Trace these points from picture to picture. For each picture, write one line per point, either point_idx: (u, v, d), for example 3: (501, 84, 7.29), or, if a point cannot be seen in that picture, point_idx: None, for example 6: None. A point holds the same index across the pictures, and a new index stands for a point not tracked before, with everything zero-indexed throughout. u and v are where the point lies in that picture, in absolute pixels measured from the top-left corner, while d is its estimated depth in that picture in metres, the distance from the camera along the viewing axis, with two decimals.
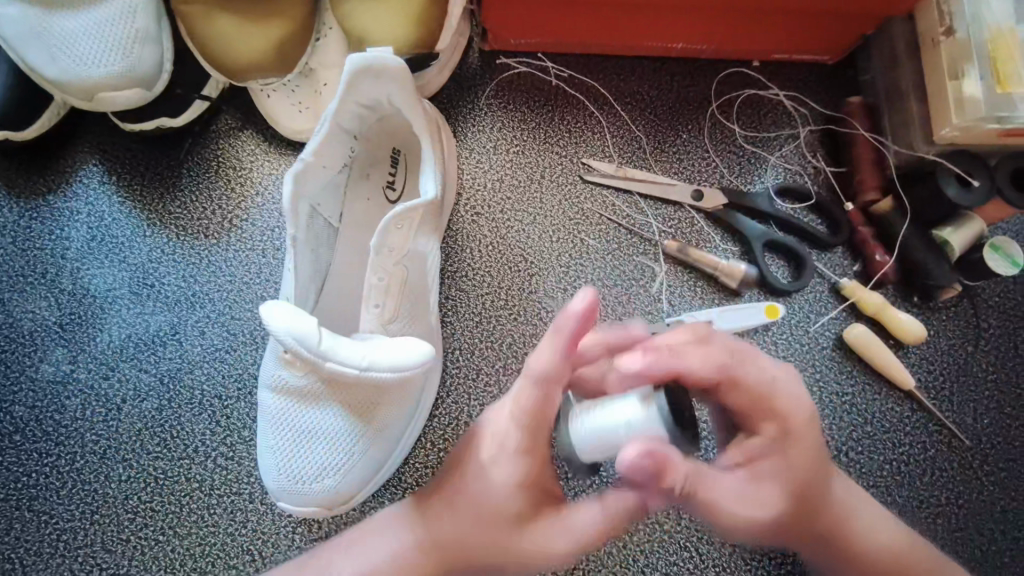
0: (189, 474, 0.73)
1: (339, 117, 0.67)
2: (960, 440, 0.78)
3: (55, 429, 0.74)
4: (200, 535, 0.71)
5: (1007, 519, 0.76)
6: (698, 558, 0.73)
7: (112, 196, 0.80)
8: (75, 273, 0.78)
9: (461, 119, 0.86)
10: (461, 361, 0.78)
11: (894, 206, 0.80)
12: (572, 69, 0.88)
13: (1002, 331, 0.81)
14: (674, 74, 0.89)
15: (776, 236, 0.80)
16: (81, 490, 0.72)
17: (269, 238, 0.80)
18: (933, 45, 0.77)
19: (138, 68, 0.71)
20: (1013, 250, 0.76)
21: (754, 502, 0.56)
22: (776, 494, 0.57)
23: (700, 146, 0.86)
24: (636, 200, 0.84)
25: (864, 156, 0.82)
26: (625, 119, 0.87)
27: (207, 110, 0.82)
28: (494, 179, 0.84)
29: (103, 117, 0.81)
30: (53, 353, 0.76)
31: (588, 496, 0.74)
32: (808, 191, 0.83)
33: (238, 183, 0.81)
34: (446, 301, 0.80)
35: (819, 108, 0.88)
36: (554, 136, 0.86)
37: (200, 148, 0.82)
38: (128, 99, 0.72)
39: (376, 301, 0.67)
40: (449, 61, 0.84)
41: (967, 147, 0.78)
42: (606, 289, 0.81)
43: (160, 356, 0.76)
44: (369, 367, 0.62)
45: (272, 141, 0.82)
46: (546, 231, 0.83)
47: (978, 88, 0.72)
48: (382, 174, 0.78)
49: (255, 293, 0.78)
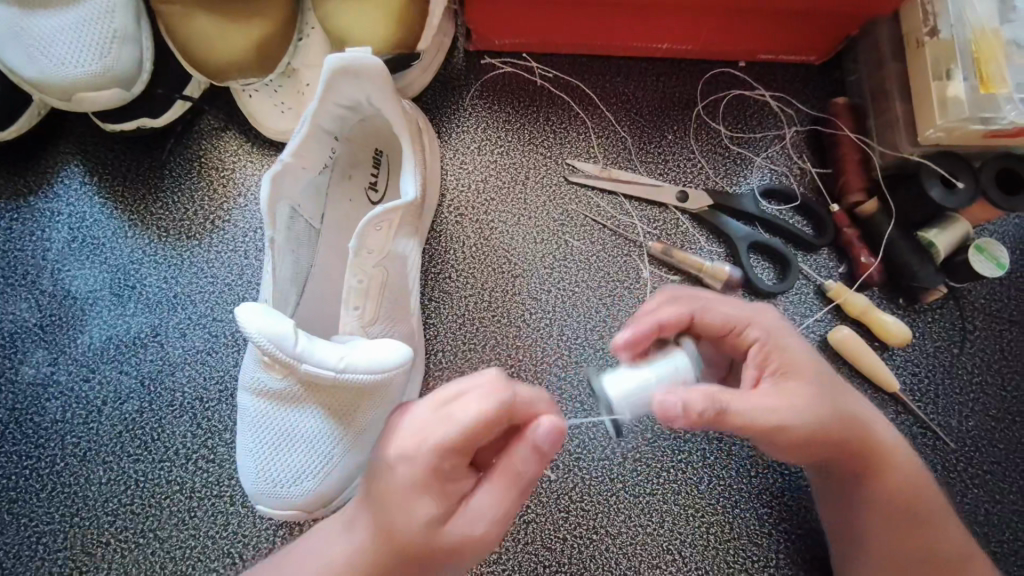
0: (170, 476, 0.73)
1: (320, 118, 0.67)
2: (945, 442, 0.77)
3: (35, 431, 0.74)
4: (180, 538, 0.71)
5: (993, 522, 0.75)
6: (682, 561, 0.73)
7: (93, 197, 0.79)
8: (56, 275, 0.78)
9: (445, 120, 0.85)
10: (444, 364, 0.77)
11: (880, 207, 0.79)
12: (557, 69, 0.88)
13: (987, 333, 0.81)
14: (660, 74, 0.88)
15: (762, 237, 0.80)
16: (62, 493, 0.72)
17: (251, 239, 0.79)
18: (917, 46, 0.77)
19: (117, 68, 0.71)
20: (998, 252, 0.76)
21: (788, 407, 0.57)
22: (805, 394, 0.59)
23: (686, 146, 0.86)
24: (621, 201, 0.83)
25: (849, 157, 0.82)
26: (610, 119, 0.87)
27: (189, 111, 0.81)
28: (478, 180, 0.84)
29: (84, 118, 0.81)
30: (33, 354, 0.76)
31: (570, 498, 0.74)
32: (793, 192, 0.82)
33: (220, 184, 0.81)
34: (429, 303, 0.79)
35: (805, 109, 0.87)
36: (539, 136, 0.86)
37: (182, 149, 0.81)
38: (107, 99, 0.72)
39: (354, 304, 0.66)
40: (433, 62, 0.84)
41: (951, 149, 0.78)
42: (590, 291, 0.81)
43: (141, 358, 0.76)
44: (345, 369, 0.62)
45: (255, 142, 0.82)
46: (530, 233, 0.83)
47: (962, 89, 0.72)
48: (364, 175, 0.77)
49: (237, 295, 0.78)
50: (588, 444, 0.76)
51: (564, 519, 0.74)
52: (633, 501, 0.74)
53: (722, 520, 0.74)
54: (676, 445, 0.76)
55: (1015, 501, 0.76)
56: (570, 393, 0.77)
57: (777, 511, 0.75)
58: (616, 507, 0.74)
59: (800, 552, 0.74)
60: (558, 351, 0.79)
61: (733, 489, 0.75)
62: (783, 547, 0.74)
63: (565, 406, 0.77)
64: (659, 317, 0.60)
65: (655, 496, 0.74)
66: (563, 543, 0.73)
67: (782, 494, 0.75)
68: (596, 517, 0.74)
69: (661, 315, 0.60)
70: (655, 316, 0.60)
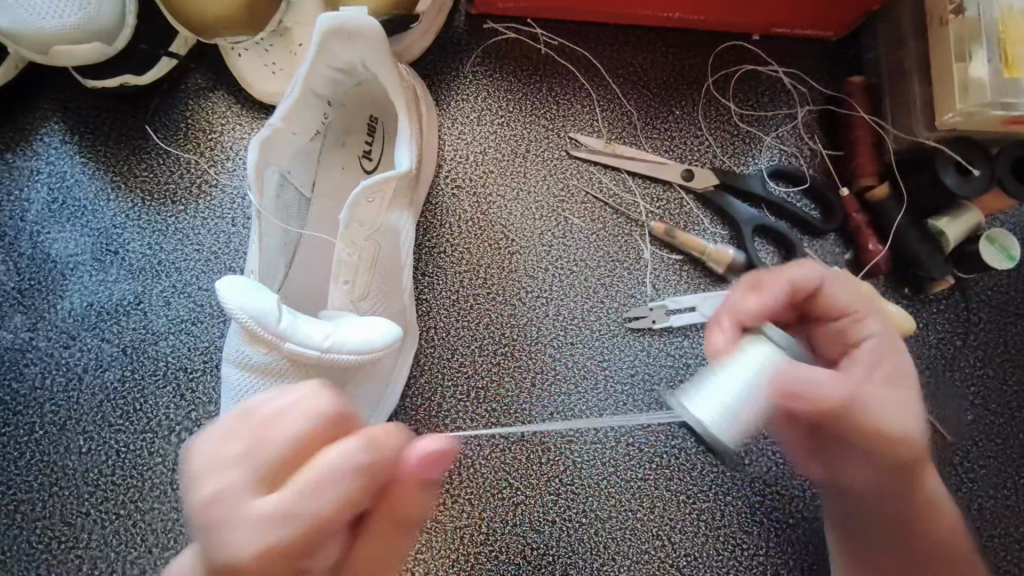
0: (152, 448, 0.71)
1: (311, 80, 0.64)
2: (943, 435, 0.76)
3: (13, 398, 0.71)
4: (163, 511, 0.69)
5: (985, 515, 0.75)
6: (671, 546, 0.72)
7: (74, 156, 0.76)
8: (34, 236, 0.75)
9: (444, 86, 0.82)
10: (436, 341, 0.75)
11: (891, 194, 0.77)
12: (562, 36, 0.84)
13: (992, 326, 0.79)
14: (670, 46, 0.85)
15: (768, 220, 0.77)
16: (41, 461, 0.70)
17: (239, 206, 0.76)
18: (941, 25, 0.73)
19: (97, 21, 0.67)
20: (1009, 243, 0.74)
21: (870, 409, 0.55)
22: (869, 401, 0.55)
23: (694, 123, 0.83)
24: (624, 177, 0.81)
25: (863, 141, 0.79)
26: (616, 92, 0.83)
27: (175, 69, 0.78)
28: (476, 151, 0.81)
29: (65, 73, 0.77)
30: (12, 319, 0.73)
31: (561, 481, 0.73)
32: (803, 174, 0.79)
33: (208, 147, 0.77)
34: (422, 278, 0.77)
35: (819, 86, 0.84)
36: (541, 107, 0.82)
37: (168, 109, 0.78)
38: (87, 53, 0.68)
39: (344, 278, 0.63)
40: (433, 24, 0.80)
41: (968, 134, 0.75)
42: (588, 270, 0.79)
43: (124, 326, 0.73)
44: (330, 348, 0.60)
45: (245, 104, 0.78)
46: (529, 208, 0.80)
47: (986, 71, 0.70)
48: (358, 143, 0.74)
49: (223, 263, 0.75)
50: (580, 427, 0.74)
51: (554, 502, 0.73)
52: (625, 486, 0.73)
53: (713, 506, 0.73)
54: (670, 430, 0.75)
55: (1009, 495, 0.75)
56: (565, 374, 0.76)
57: (769, 500, 0.74)
58: (606, 491, 0.73)
59: (790, 541, 0.73)
60: (554, 331, 0.77)
61: (727, 476, 0.74)
62: (772, 536, 0.73)
63: (560, 387, 0.75)
64: (303, 429, 0.43)
65: (647, 481, 0.73)
66: (552, 526, 0.72)
67: (776, 482, 0.74)
68: (586, 500, 0.73)
69: (352, 450, 0.42)
70: (310, 417, 0.44)
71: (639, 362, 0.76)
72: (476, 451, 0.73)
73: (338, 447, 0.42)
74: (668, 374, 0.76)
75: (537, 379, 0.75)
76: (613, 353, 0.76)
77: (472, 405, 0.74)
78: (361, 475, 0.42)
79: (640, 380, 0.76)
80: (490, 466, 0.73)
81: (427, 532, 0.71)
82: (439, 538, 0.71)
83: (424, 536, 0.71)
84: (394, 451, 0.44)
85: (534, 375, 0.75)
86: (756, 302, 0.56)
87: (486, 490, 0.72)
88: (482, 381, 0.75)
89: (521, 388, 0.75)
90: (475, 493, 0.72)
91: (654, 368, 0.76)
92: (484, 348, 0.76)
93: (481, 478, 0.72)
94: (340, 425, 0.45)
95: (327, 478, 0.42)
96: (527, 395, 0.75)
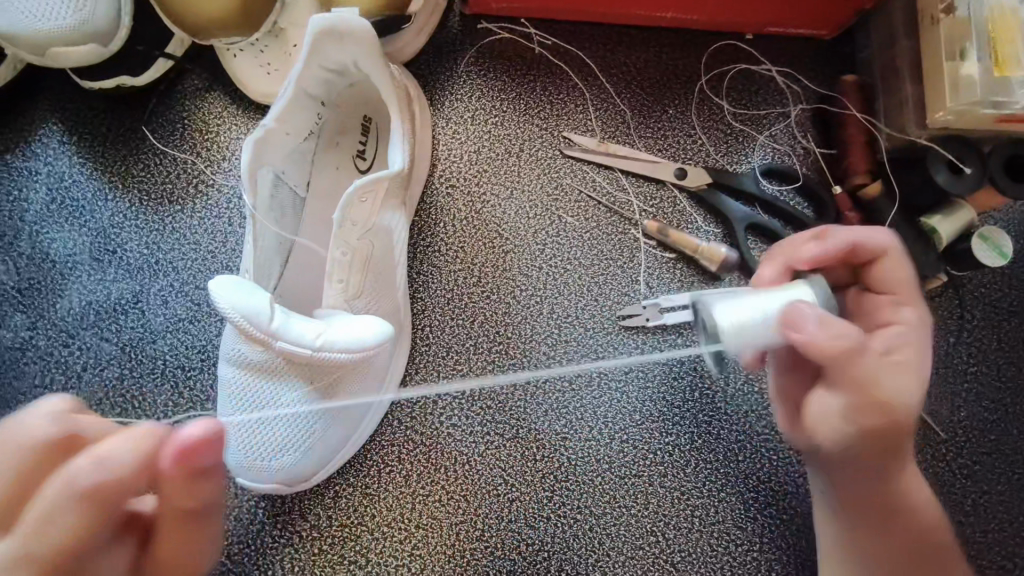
0: None
1: (304, 81, 0.64)
2: (936, 432, 0.76)
3: (13, 396, 0.72)
4: None
5: (978, 511, 0.75)
6: (664, 542, 0.73)
7: (72, 157, 0.77)
8: (34, 236, 0.76)
9: (439, 86, 0.82)
10: (431, 339, 0.76)
11: (883, 191, 0.77)
12: (556, 36, 0.84)
13: (985, 323, 0.79)
14: (664, 45, 0.85)
15: (760, 218, 0.77)
16: None
17: (236, 205, 0.77)
18: (932, 23, 0.73)
19: (93, 23, 0.67)
20: (1001, 241, 0.74)
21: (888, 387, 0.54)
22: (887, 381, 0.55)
23: (688, 123, 0.83)
24: (617, 176, 0.81)
25: (856, 139, 0.79)
26: (610, 91, 0.84)
27: (172, 71, 0.78)
28: (471, 150, 0.81)
29: (63, 74, 0.78)
30: (11, 318, 0.74)
31: (555, 478, 0.74)
32: (795, 172, 0.80)
33: (205, 148, 0.78)
34: (418, 276, 0.78)
35: (813, 85, 0.84)
36: (535, 107, 0.83)
37: (165, 109, 0.78)
38: (84, 55, 0.69)
39: (338, 277, 0.64)
40: (427, 24, 0.80)
41: (960, 132, 0.75)
42: (582, 269, 0.79)
43: (122, 324, 0.74)
44: (322, 347, 0.61)
45: (241, 104, 0.79)
46: (524, 207, 0.80)
47: (976, 70, 0.69)
48: (353, 143, 0.75)
49: (221, 263, 0.76)
50: (574, 424, 0.75)
51: (548, 499, 0.73)
52: (618, 483, 0.74)
53: (707, 503, 0.74)
54: (663, 427, 0.75)
55: (1002, 492, 0.76)
56: (559, 372, 0.76)
57: (762, 496, 0.75)
58: (600, 488, 0.74)
59: (782, 537, 0.74)
60: (548, 329, 0.77)
61: (720, 473, 0.75)
62: (765, 532, 0.74)
63: (554, 385, 0.76)
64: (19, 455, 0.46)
65: (641, 478, 0.74)
66: (547, 523, 0.73)
67: (769, 479, 0.75)
68: (580, 497, 0.73)
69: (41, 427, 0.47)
70: (14, 449, 0.46)
71: (633, 360, 0.77)
72: (471, 448, 0.74)
73: (78, 462, 0.45)
74: (661, 372, 0.77)
75: (531, 377, 0.76)
76: (606, 351, 0.77)
77: (466, 402, 0.75)
78: (90, 495, 0.45)
79: (634, 377, 0.76)
80: (485, 463, 0.73)
81: (423, 528, 0.72)
82: (434, 534, 0.72)
83: (420, 532, 0.72)
84: (149, 451, 0.47)
85: (528, 372, 0.76)
86: (774, 269, 0.61)
87: (481, 486, 0.73)
88: (476, 379, 0.75)
89: (515, 385, 0.76)
90: (470, 490, 0.73)
91: (647, 365, 0.77)
92: (478, 346, 0.76)
93: (476, 474, 0.73)
94: (65, 445, 0.47)
95: (63, 503, 0.45)
96: (521, 392, 0.75)
